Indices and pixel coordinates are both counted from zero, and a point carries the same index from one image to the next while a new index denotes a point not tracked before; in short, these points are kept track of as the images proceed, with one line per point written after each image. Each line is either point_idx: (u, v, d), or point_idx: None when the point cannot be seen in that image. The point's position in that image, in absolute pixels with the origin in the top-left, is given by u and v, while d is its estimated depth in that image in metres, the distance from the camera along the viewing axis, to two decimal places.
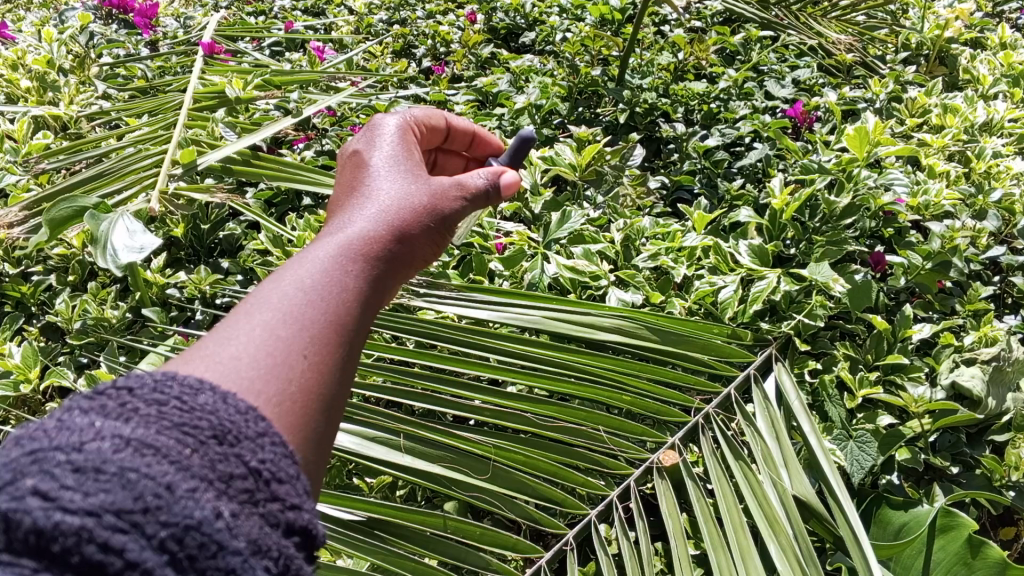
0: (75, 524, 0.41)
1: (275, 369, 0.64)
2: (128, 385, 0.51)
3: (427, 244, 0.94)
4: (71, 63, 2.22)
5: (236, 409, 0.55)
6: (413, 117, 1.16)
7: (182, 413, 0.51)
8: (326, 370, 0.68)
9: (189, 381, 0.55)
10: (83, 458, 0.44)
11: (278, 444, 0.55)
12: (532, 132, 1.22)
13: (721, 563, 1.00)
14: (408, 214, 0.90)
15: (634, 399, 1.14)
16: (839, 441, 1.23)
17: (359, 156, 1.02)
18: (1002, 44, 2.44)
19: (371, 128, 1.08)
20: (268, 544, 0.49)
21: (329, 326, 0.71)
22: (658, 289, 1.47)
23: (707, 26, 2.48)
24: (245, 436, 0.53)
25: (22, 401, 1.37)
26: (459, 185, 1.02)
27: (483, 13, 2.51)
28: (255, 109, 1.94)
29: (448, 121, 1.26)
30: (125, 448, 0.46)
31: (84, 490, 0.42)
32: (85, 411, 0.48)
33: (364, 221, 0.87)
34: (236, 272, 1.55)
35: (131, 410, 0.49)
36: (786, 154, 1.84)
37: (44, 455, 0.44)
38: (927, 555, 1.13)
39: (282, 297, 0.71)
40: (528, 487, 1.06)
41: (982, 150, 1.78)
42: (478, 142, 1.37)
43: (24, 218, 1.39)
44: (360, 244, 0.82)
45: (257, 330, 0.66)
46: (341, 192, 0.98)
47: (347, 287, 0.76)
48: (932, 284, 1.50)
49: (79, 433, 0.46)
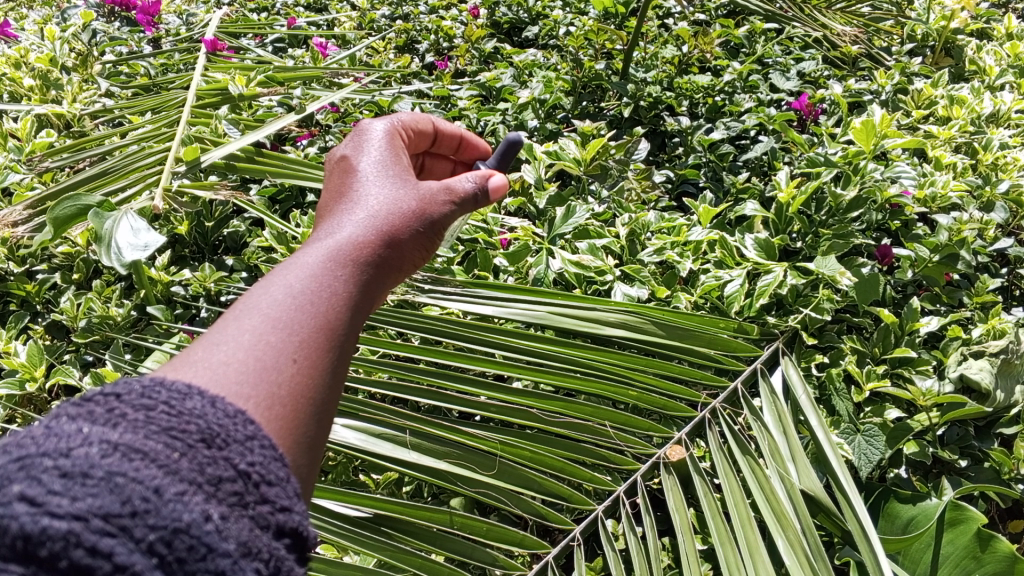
0: (63, 529, 0.41)
1: (265, 373, 0.63)
2: (117, 391, 0.51)
3: (417, 248, 0.93)
4: (74, 62, 2.23)
5: (225, 413, 0.54)
6: (400, 122, 1.15)
7: (171, 417, 0.51)
8: (315, 375, 0.67)
9: (178, 386, 0.55)
10: (70, 463, 0.44)
11: (267, 446, 0.55)
12: (520, 136, 1.22)
13: (729, 558, 0.99)
14: (398, 220, 0.90)
15: (639, 394, 1.14)
16: (847, 435, 1.21)
17: (347, 162, 1.01)
18: (1010, 34, 2.41)
19: (359, 133, 1.07)
20: (259, 546, 0.49)
21: (318, 330, 0.70)
22: (664, 284, 1.46)
23: (712, 19, 2.47)
24: (233, 439, 0.53)
25: (28, 400, 1.37)
26: (448, 190, 1.01)
27: (486, 7, 2.50)
28: (258, 105, 1.97)
29: (435, 125, 1.25)
30: (113, 452, 0.46)
31: (72, 494, 0.42)
32: (72, 418, 0.48)
33: (353, 226, 0.86)
34: (241, 269, 1.56)
35: (119, 415, 0.49)
36: (792, 146, 1.83)
37: (32, 461, 0.44)
38: (937, 549, 1.12)
39: (271, 302, 0.70)
40: (533, 483, 1.05)
41: (989, 141, 1.77)
42: (466, 145, 1.35)
43: (29, 216, 1.39)
44: (349, 249, 0.82)
45: (245, 335, 0.66)
46: (330, 198, 0.97)
47: (335, 292, 0.75)
48: (940, 276, 1.48)
49: (67, 439, 0.46)
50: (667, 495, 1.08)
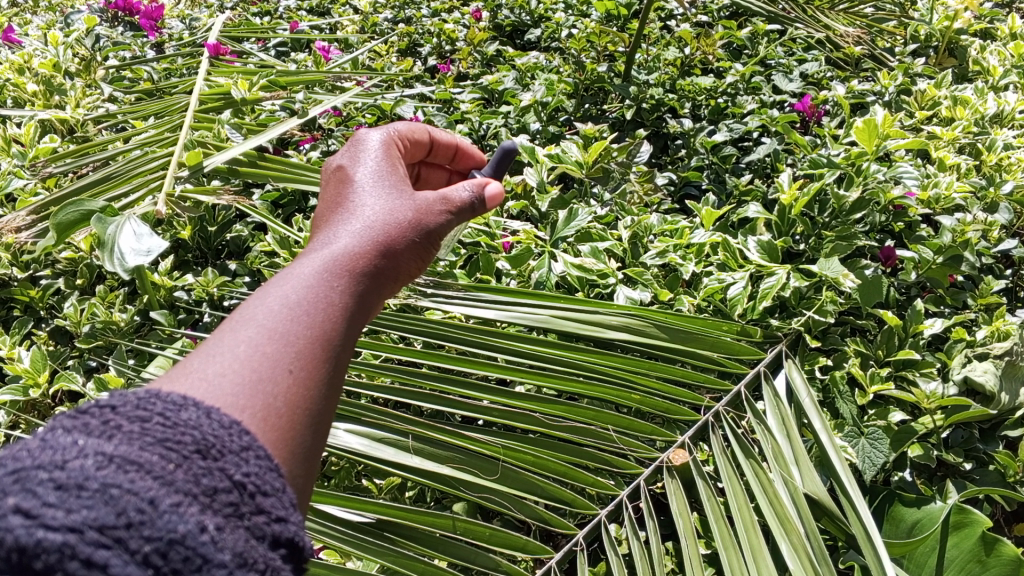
0: (57, 541, 0.41)
1: (260, 384, 0.63)
2: (112, 403, 0.51)
3: (413, 258, 0.93)
4: (77, 67, 2.24)
5: (220, 424, 0.54)
6: (397, 131, 1.15)
7: (166, 428, 0.51)
8: (312, 385, 0.67)
9: (173, 397, 0.55)
10: (65, 475, 0.44)
11: (263, 457, 0.55)
12: (515, 144, 1.22)
13: (732, 562, 0.98)
14: (394, 229, 0.90)
15: (642, 398, 1.13)
16: (850, 438, 1.22)
17: (344, 172, 1.01)
18: (1014, 34, 2.40)
19: (356, 143, 1.08)
20: (254, 557, 0.49)
21: (313, 341, 0.70)
22: (667, 287, 1.46)
23: (715, 20, 2.46)
24: (228, 450, 0.53)
25: (32, 405, 1.38)
26: (445, 198, 1.01)
27: (488, 10, 2.50)
28: (260, 110, 1.97)
29: (431, 134, 1.25)
30: (108, 464, 0.46)
31: (66, 506, 0.42)
32: (68, 430, 0.48)
33: (349, 237, 0.86)
34: (244, 274, 1.57)
35: (114, 427, 0.49)
36: (795, 148, 1.83)
37: (27, 474, 0.44)
38: (941, 552, 1.11)
39: (267, 314, 0.70)
40: (536, 487, 1.06)
41: (993, 142, 1.76)
42: (461, 155, 1.36)
43: (32, 222, 1.40)
44: (345, 259, 0.82)
45: (240, 347, 0.66)
46: (326, 208, 0.97)
47: (332, 302, 0.75)
48: (944, 278, 1.47)
49: (63, 452, 0.46)
50: (671, 499, 1.07)
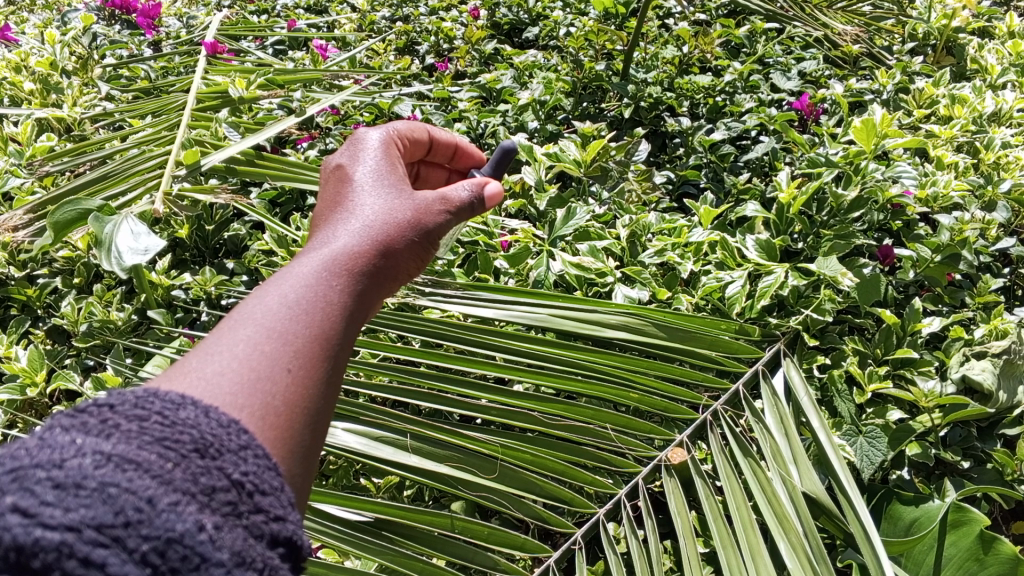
0: (55, 540, 0.40)
1: (258, 383, 0.63)
2: (110, 402, 0.51)
3: (412, 257, 0.93)
4: (74, 65, 2.23)
5: (218, 422, 0.54)
6: (397, 130, 1.15)
7: (164, 427, 0.50)
8: (310, 384, 0.67)
9: (171, 396, 0.54)
10: (63, 475, 0.44)
11: (261, 456, 0.55)
12: (514, 143, 1.21)
13: (731, 561, 0.98)
14: (393, 229, 0.90)
15: (641, 396, 1.14)
16: (850, 436, 1.22)
17: (344, 171, 1.01)
18: (1011, 32, 2.40)
19: (356, 142, 1.07)
20: (252, 556, 0.49)
21: (312, 340, 0.70)
22: (666, 285, 1.46)
23: (712, 19, 2.46)
24: (227, 449, 0.53)
25: (29, 405, 1.37)
26: (444, 198, 1.01)
27: (487, 8, 2.50)
28: (258, 108, 1.97)
29: (431, 133, 1.25)
30: (107, 463, 0.46)
31: (65, 505, 0.42)
32: (66, 429, 0.48)
33: (348, 236, 0.86)
34: (241, 273, 1.57)
35: (112, 426, 0.49)
36: (794, 147, 1.83)
37: (25, 473, 0.44)
38: (939, 550, 1.11)
39: (266, 312, 0.70)
40: (535, 486, 1.05)
41: (991, 140, 1.76)
42: (461, 154, 1.36)
43: (29, 221, 1.39)
44: (344, 259, 0.82)
45: (240, 346, 0.66)
46: (325, 206, 0.97)
47: (331, 301, 0.75)
48: (942, 276, 1.47)
49: (61, 450, 0.46)
50: (669, 498, 1.07)
